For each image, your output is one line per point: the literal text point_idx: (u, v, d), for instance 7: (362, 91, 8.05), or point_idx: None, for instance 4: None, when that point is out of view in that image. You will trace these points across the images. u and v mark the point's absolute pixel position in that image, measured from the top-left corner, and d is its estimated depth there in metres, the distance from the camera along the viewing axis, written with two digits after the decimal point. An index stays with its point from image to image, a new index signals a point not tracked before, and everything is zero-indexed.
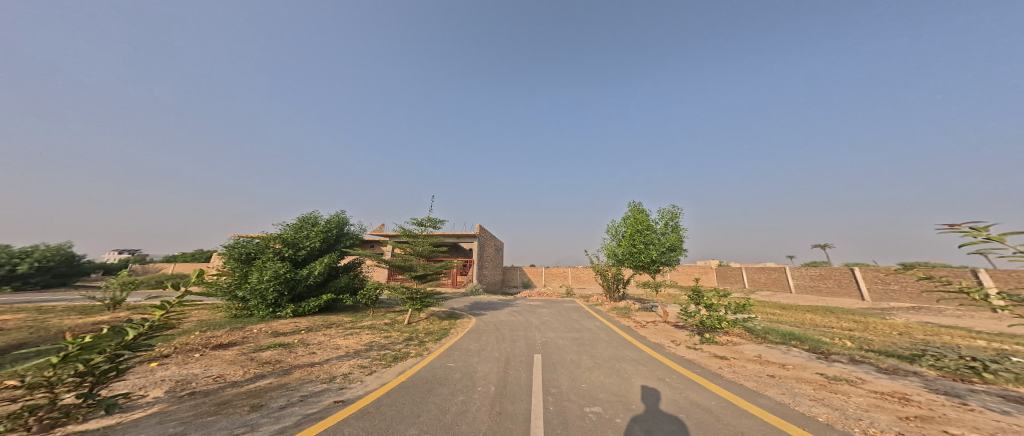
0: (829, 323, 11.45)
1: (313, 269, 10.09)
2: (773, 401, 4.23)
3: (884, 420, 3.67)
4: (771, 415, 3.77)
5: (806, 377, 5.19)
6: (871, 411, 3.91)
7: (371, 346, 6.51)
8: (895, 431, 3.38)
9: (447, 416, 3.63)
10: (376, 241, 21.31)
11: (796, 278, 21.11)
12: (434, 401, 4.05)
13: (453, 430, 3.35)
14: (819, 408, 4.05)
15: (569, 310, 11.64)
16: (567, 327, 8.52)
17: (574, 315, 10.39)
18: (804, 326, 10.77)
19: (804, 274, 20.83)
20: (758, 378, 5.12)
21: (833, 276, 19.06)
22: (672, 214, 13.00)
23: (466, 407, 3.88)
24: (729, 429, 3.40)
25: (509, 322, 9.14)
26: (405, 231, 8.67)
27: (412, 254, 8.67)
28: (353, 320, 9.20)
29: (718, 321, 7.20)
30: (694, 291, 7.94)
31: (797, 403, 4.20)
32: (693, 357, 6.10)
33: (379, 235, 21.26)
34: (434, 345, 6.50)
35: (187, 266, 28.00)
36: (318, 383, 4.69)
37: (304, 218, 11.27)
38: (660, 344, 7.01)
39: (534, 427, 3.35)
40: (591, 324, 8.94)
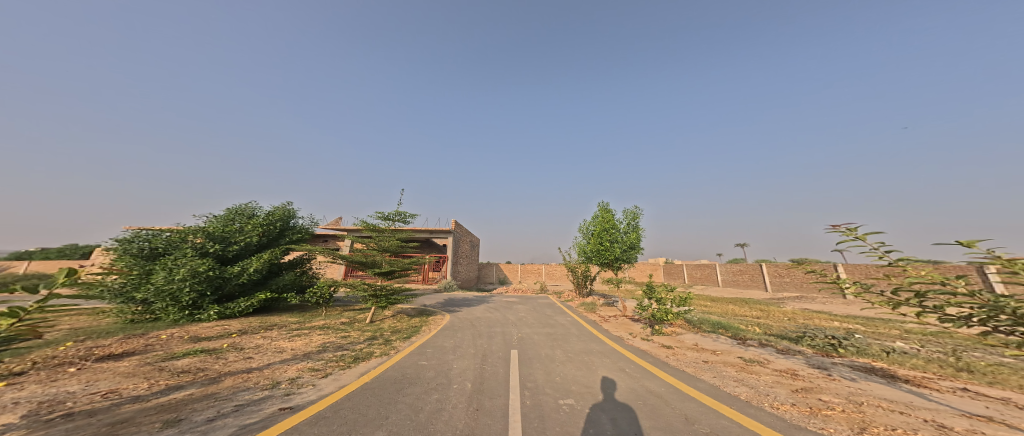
0: (743, 312, 13.61)
1: (247, 266, 9.12)
2: (709, 384, 5.06)
3: (783, 394, 4.65)
4: (707, 397, 4.55)
5: (730, 361, 6.24)
6: (775, 387, 4.91)
7: (322, 348, 6.15)
8: (791, 402, 4.32)
9: (421, 416, 3.74)
10: (332, 236, 19.94)
11: (723, 273, 24.19)
12: (405, 401, 4.08)
13: (429, 429, 3.50)
14: (740, 387, 4.97)
15: (543, 306, 12.22)
16: (541, 323, 8.99)
17: (548, 311, 10.95)
18: (727, 315, 12.69)
19: (728, 270, 24.03)
20: (696, 364, 6.03)
21: (749, 272, 22.24)
22: (634, 214, 14.10)
23: (441, 405, 4.03)
24: (677, 412, 4.05)
25: (485, 318, 9.36)
26: (370, 226, 8.36)
27: (379, 249, 8.40)
28: (300, 321, 8.61)
29: (665, 314, 8.19)
30: (648, 286, 8.88)
31: (724, 384, 5.09)
32: (646, 348, 6.92)
33: (336, 230, 19.96)
34: (403, 344, 6.46)
35: (51, 263, 22.68)
36: (256, 390, 4.32)
37: (238, 209, 10.19)
38: (620, 336, 7.79)
39: (512, 422, 3.66)
40: (564, 320, 9.51)
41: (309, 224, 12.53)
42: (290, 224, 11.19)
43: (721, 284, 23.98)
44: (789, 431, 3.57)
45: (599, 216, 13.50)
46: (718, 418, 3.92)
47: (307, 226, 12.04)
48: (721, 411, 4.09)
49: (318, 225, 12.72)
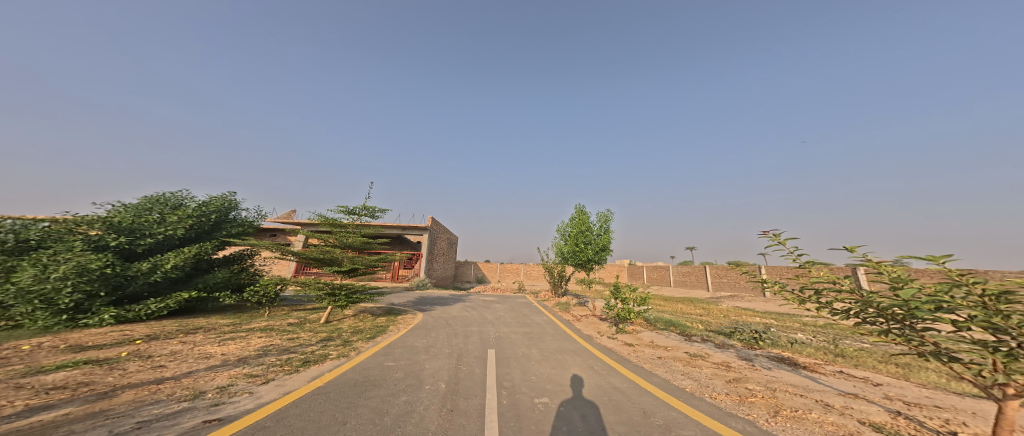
0: (688, 310, 15.00)
1: (162, 263, 7.79)
2: (662, 379, 5.55)
3: (720, 385, 5.25)
4: (660, 391, 4.99)
5: (677, 356, 6.85)
6: (713, 379, 5.53)
7: (265, 351, 5.61)
8: (726, 392, 4.91)
9: (388, 418, 3.63)
10: (281, 230, 18.38)
11: (675, 275, 26.26)
12: (368, 404, 3.89)
13: (398, 431, 3.41)
14: (686, 380, 5.53)
15: (521, 305, 12.38)
16: (518, 322, 9.12)
17: (525, 310, 11.16)
18: (676, 313, 13.90)
19: (678, 271, 26.17)
20: (652, 359, 6.56)
21: (696, 273, 24.40)
22: (606, 216, 14.81)
23: (411, 407, 3.95)
24: (636, 406, 4.40)
25: (461, 317, 9.29)
26: (329, 220, 7.83)
27: (339, 245, 7.86)
28: (236, 322, 7.83)
29: (628, 313, 8.75)
30: (614, 287, 9.41)
31: (673, 378, 5.60)
32: (611, 346, 7.34)
33: (289, 224, 18.46)
34: (365, 345, 6.18)
35: None
36: (170, 403, 3.55)
37: (162, 198, 9.02)
38: (589, 335, 8.18)
39: (488, 422, 3.71)
40: (539, 319, 9.75)
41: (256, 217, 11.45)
42: (227, 216, 10.07)
43: (673, 284, 26.10)
44: (724, 418, 4.04)
45: (575, 218, 13.98)
46: (668, 410, 4.32)
47: (251, 219, 10.94)
48: (671, 404, 4.51)
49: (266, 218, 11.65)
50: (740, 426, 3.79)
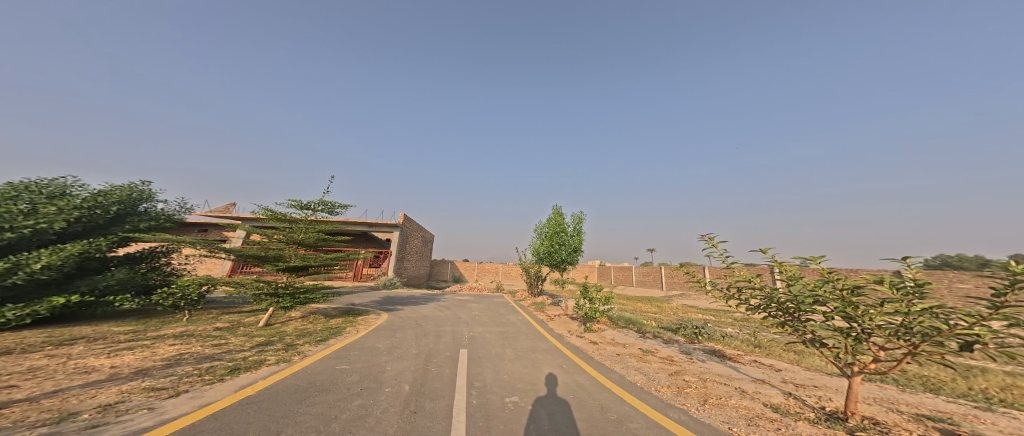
0: (645, 308, 15.94)
1: (27, 263, 6.22)
2: (620, 375, 5.83)
3: (663, 378, 5.61)
4: (615, 386, 5.25)
5: (631, 352, 7.24)
6: (658, 372, 5.93)
7: (175, 361, 5.02)
8: (667, 385, 5.25)
9: (338, 425, 3.45)
10: (214, 224, 16.72)
11: (637, 275, 27.65)
12: (311, 411, 3.67)
13: None
14: (638, 375, 5.85)
15: (497, 304, 12.34)
16: (494, 321, 9.07)
17: (501, 309, 11.17)
18: (636, 312, 14.70)
19: (639, 272, 27.63)
20: (612, 356, 6.88)
21: (654, 273, 25.80)
22: (580, 218, 15.18)
23: (366, 411, 3.79)
24: (595, 402, 4.59)
25: (433, 317, 9.05)
26: (278, 215, 7.27)
27: (289, 242, 7.33)
28: (140, 329, 6.83)
29: (594, 312, 9.09)
30: (583, 286, 9.71)
31: (628, 374, 5.91)
32: (579, 344, 7.58)
33: (225, 219, 16.83)
34: (314, 348, 5.82)
35: None
36: (25, 430, 2.98)
37: (38, 184, 7.50)
38: (559, 334, 8.37)
39: (456, 422, 3.67)
40: (516, 318, 9.78)
41: (178, 210, 10.12)
42: (132, 208, 8.73)
43: (635, 283, 27.49)
44: (664, 409, 4.34)
45: (551, 219, 14.21)
46: (623, 405, 4.55)
47: (168, 212, 9.64)
48: (623, 398, 4.76)
49: (194, 211, 10.34)
50: (678, 416, 4.07)
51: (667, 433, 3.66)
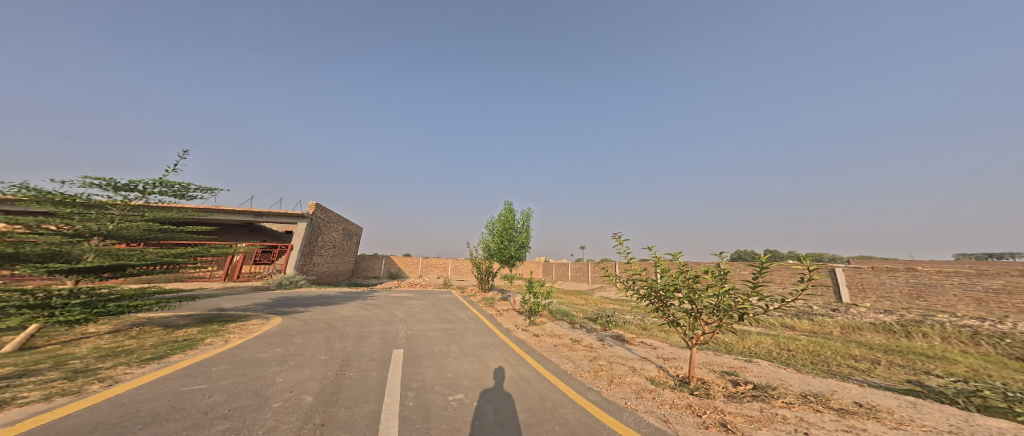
0: (578, 301, 16.91)
1: None
2: (553, 364, 5.93)
3: (584, 363, 6.05)
4: (552, 374, 5.37)
5: (563, 341, 7.48)
6: (579, 358, 6.35)
7: None
8: (587, 371, 5.66)
9: None
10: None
11: (570, 270, 29.35)
12: None
13: None
14: (567, 363, 6.06)
15: (445, 301, 11.53)
16: (440, 319, 8.05)
17: (448, 306, 10.35)
18: (571, 305, 15.38)
19: (573, 267, 29.32)
20: (551, 347, 6.97)
21: (583, 269, 27.51)
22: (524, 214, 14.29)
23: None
24: (534, 391, 4.42)
25: (355, 317, 8.05)
26: (53, 196, 4.41)
27: (78, 236, 4.48)
28: None
29: (536, 307, 8.63)
30: (529, 282, 9.14)
31: (561, 362, 6.09)
32: (524, 338, 6.92)
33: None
34: (134, 370, 3.66)
35: None
36: None
37: None
38: (506, 327, 7.49)
39: (386, 428, 2.79)
40: (465, 314, 8.79)
41: None
42: None
43: (570, 278, 29.28)
44: (584, 392, 4.70)
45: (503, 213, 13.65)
46: (556, 393, 4.58)
47: None
48: (556, 386, 4.85)
49: None
50: (595, 398, 4.52)
51: (590, 414, 3.97)
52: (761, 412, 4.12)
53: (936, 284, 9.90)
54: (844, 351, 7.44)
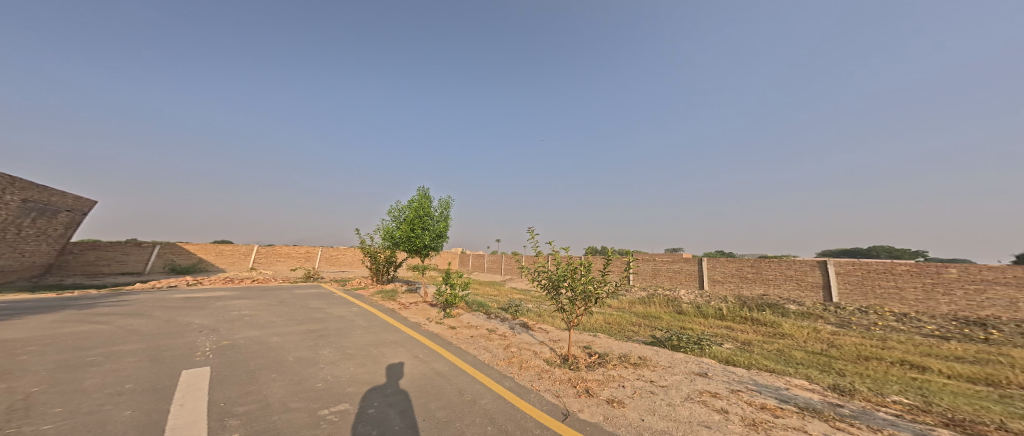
0: (492, 292, 17.02)
1: None
2: (471, 356, 5.63)
3: (499, 352, 5.93)
4: (471, 366, 5.05)
5: (482, 333, 7.20)
6: (493, 348, 6.19)
7: None
8: (499, 359, 5.54)
9: None
10: None
11: (487, 261, 29.62)
12: None
13: None
14: (485, 353, 5.84)
15: (308, 299, 9.34)
16: (295, 319, 6.35)
17: (313, 304, 8.36)
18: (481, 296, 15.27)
19: (491, 258, 29.45)
20: (469, 339, 6.60)
21: (498, 261, 28.17)
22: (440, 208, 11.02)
23: None
24: (453, 387, 4.03)
25: (89, 334, 5.04)
26: None
27: None
28: None
29: (453, 298, 8.13)
30: (445, 272, 8.42)
31: (479, 353, 5.84)
32: (438, 332, 6.39)
33: None
34: None
35: None
36: None
37: None
38: (415, 322, 6.80)
39: None
40: (341, 312, 7.39)
41: None
42: None
43: (486, 269, 29.61)
44: (500, 380, 4.54)
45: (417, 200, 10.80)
46: (475, 384, 4.30)
47: None
48: (475, 377, 4.57)
49: None
50: (510, 384, 4.41)
51: (507, 401, 3.80)
52: (603, 375, 4.67)
53: (661, 268, 16.88)
54: (627, 319, 9.16)
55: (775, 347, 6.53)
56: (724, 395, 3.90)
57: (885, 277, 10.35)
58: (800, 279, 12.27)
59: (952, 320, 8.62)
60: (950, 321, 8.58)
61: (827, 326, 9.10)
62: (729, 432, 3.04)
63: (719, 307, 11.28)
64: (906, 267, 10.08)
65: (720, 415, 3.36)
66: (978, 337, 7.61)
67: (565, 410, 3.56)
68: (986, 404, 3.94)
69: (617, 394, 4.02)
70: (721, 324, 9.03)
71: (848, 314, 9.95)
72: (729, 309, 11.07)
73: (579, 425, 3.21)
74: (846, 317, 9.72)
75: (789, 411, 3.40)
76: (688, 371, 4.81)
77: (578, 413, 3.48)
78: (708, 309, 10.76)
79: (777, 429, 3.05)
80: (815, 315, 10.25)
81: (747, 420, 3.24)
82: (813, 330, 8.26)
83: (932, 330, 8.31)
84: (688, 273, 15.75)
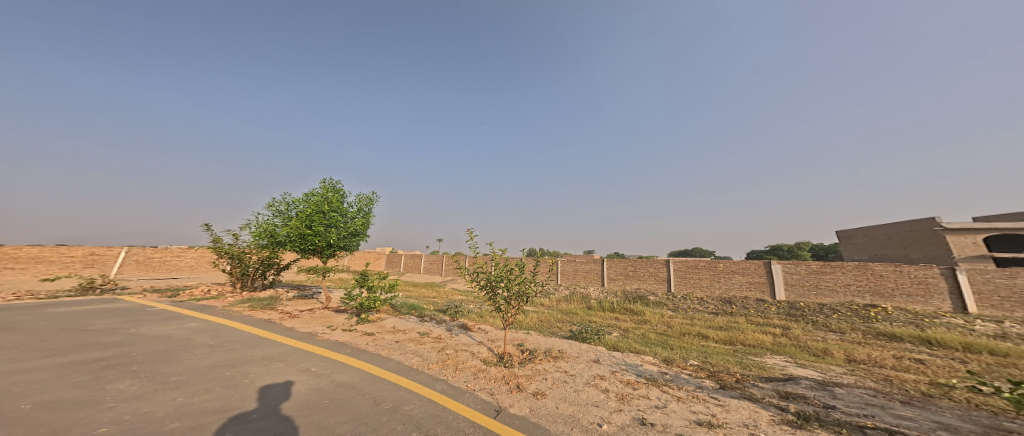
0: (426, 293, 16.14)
1: None
2: (395, 362, 5.21)
3: (433, 355, 5.61)
4: (390, 373, 4.63)
5: (410, 337, 6.72)
6: (428, 351, 5.81)
7: None
8: (434, 362, 5.24)
9: None
10: None
11: (424, 263, 28.22)
12: None
13: None
14: (413, 358, 5.44)
15: (109, 315, 6.77)
16: (70, 347, 4.47)
17: (104, 323, 5.96)
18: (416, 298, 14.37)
19: (428, 259, 28.15)
20: (389, 345, 6.03)
21: (438, 261, 27.02)
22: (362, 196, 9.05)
23: None
24: (366, 397, 3.64)
25: None
26: None
27: None
28: None
29: (373, 302, 7.37)
30: (360, 273, 7.59)
31: (404, 358, 5.39)
32: (344, 340, 5.71)
33: None
34: None
35: None
36: None
37: None
38: (315, 331, 5.91)
39: None
40: (161, 328, 5.52)
41: None
42: None
43: (422, 271, 28.13)
44: (431, 384, 4.26)
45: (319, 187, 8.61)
46: (397, 391, 3.95)
47: None
48: (398, 384, 4.21)
49: None
50: (443, 387, 4.17)
51: (437, 404, 3.58)
52: (532, 370, 4.77)
53: (578, 266, 18.26)
54: (556, 317, 9.54)
55: (641, 331, 7.58)
56: (608, 376, 4.46)
57: (694, 270, 14.48)
58: (655, 275, 15.49)
59: (718, 300, 12.85)
60: (717, 302, 12.74)
61: (668, 311, 11.42)
62: (608, 408, 3.43)
63: (613, 301, 13.01)
64: (703, 262, 14.37)
65: (608, 395, 3.78)
66: (727, 311, 11.49)
67: (497, 407, 3.51)
68: (730, 358, 5.35)
69: (544, 387, 4.11)
70: (612, 315, 10.16)
71: (679, 301, 13.07)
72: (618, 302, 12.83)
73: (510, 419, 3.20)
74: (677, 303, 12.74)
75: (641, 383, 4.17)
76: (589, 359, 5.25)
77: (511, 409, 3.47)
78: (603, 305, 12.00)
79: (635, 399, 3.67)
80: (661, 303, 12.96)
81: (621, 396, 3.73)
82: (661, 316, 10.11)
83: (711, 308, 11.94)
84: (593, 271, 17.65)
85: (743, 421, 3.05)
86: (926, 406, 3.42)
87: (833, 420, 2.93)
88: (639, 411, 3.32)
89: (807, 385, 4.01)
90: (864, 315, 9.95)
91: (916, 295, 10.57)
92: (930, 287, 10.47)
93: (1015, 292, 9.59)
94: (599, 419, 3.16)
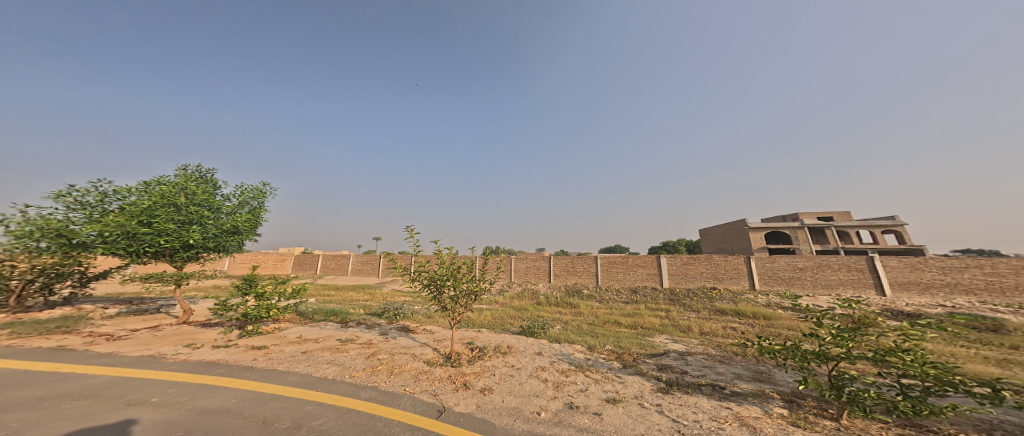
0: (358, 296, 14.69)
1: None
2: (299, 375, 4.58)
3: (360, 362, 5.11)
4: (293, 388, 4.05)
5: (327, 345, 6.02)
6: (357, 359, 5.28)
7: None
8: (363, 369, 4.80)
9: None
10: None
11: (353, 263, 25.67)
12: None
13: None
14: (329, 367, 4.89)
15: None
16: None
17: None
18: (343, 302, 12.96)
19: (358, 260, 25.70)
20: (291, 358, 5.26)
21: (371, 262, 24.93)
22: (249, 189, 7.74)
23: None
24: (253, 419, 3.13)
25: None
26: None
27: None
28: None
29: (264, 311, 6.31)
30: (245, 279, 6.50)
31: (315, 370, 4.78)
32: (212, 359, 4.77)
33: None
34: None
35: None
36: None
37: None
38: (163, 353, 4.78)
39: None
40: None
41: None
42: None
43: (351, 272, 25.51)
44: (355, 393, 3.87)
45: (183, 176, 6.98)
46: (302, 406, 3.49)
47: None
48: (302, 398, 3.73)
49: None
50: (370, 394, 3.83)
51: (362, 412, 3.28)
52: (479, 367, 4.74)
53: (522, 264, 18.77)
54: (507, 314, 9.67)
55: (576, 323, 8.17)
56: (548, 366, 4.70)
57: (614, 265, 16.16)
58: (587, 270, 16.86)
59: (628, 290, 14.66)
60: (626, 292, 14.52)
61: (595, 303, 12.55)
62: (546, 396, 3.61)
63: (556, 296, 13.84)
64: (620, 256, 16.18)
65: (545, 383, 4.01)
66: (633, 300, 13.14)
67: (441, 407, 3.39)
68: (631, 340, 6.14)
69: (491, 382, 4.13)
70: (555, 309, 10.73)
71: (603, 293, 14.43)
72: (560, 297, 13.58)
73: (454, 418, 3.11)
74: (603, 295, 14.11)
75: (572, 370, 4.50)
76: (535, 351, 5.50)
77: (455, 408, 3.37)
78: (548, 301, 12.52)
79: (568, 385, 3.95)
80: (588, 295, 14.18)
81: (559, 384, 3.97)
82: (592, 307, 11.14)
83: (625, 298, 13.52)
84: (535, 268, 18.39)
85: (635, 393, 3.54)
86: (730, 361, 4.48)
87: (685, 383, 3.57)
88: (569, 396, 3.58)
89: (674, 356, 4.82)
90: (709, 295, 12.59)
91: (732, 276, 13.74)
92: (739, 270, 13.74)
93: (771, 272, 13.31)
94: (538, 408, 3.30)
